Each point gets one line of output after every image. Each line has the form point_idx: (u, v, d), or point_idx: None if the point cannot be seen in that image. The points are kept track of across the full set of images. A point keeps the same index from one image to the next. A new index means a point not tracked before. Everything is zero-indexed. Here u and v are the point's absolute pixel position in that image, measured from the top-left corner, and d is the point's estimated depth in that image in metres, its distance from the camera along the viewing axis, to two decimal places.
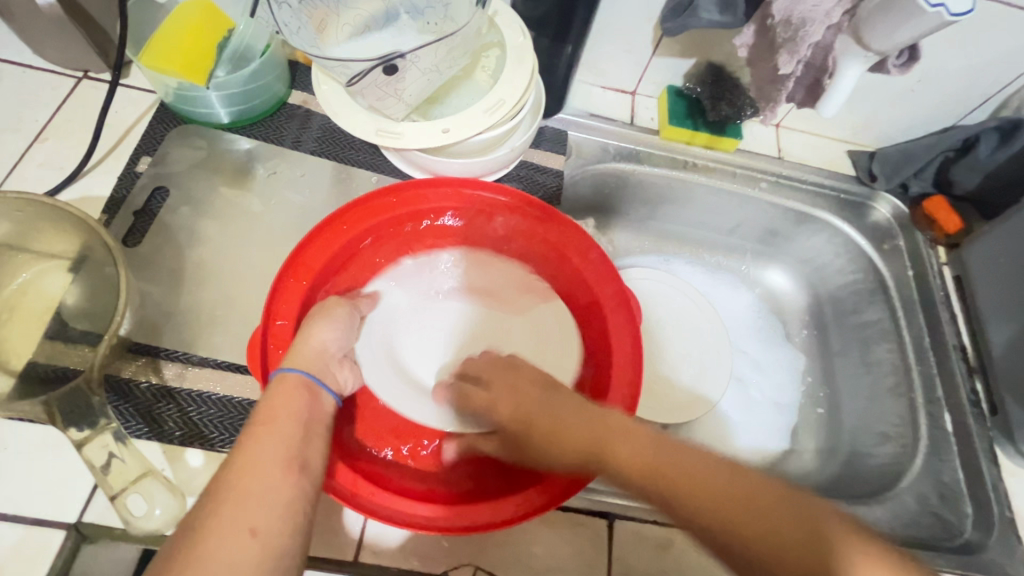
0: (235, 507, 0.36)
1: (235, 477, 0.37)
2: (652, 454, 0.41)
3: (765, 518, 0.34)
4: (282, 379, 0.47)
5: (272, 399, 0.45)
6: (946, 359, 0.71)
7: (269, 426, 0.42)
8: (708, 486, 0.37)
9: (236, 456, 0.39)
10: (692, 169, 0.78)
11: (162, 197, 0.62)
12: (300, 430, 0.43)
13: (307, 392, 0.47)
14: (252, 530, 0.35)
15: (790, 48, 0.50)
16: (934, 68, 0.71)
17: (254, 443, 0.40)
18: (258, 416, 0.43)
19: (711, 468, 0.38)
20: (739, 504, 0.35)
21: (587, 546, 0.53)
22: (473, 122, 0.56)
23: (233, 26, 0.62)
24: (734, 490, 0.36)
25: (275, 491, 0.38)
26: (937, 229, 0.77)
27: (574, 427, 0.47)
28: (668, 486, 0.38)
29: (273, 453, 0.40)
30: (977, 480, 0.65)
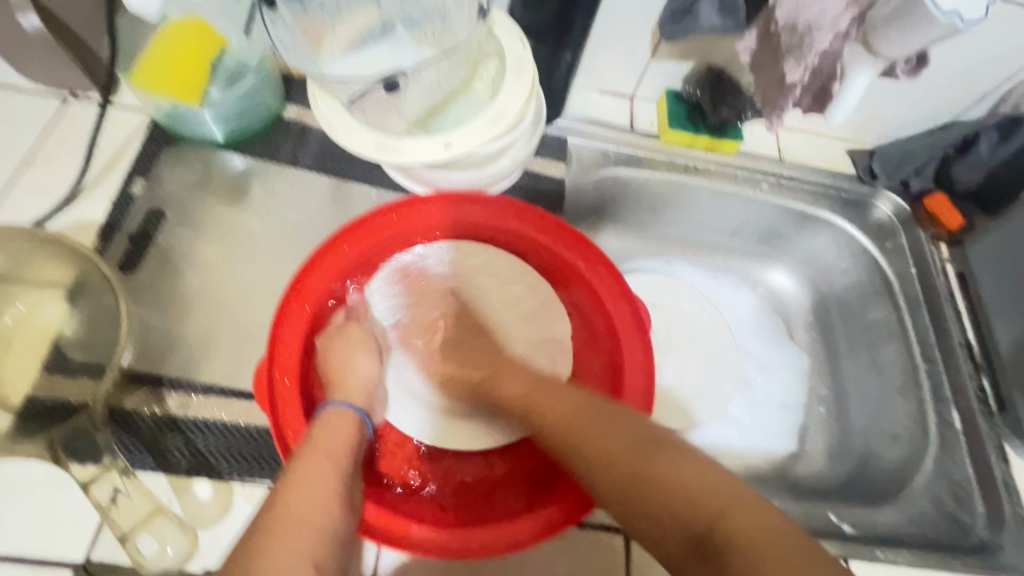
0: (296, 538, 0.36)
1: (294, 508, 0.38)
2: (584, 424, 0.46)
3: (669, 481, 0.39)
4: (331, 413, 0.48)
5: (319, 429, 0.45)
6: (954, 356, 0.71)
7: (322, 457, 0.42)
8: (620, 450, 0.42)
9: (292, 487, 0.39)
10: (694, 173, 0.78)
11: (158, 219, 0.60)
12: (347, 463, 0.43)
13: (357, 424, 0.48)
14: (312, 565, 0.35)
15: (797, 55, 0.50)
16: (935, 65, 0.71)
17: (309, 473, 0.40)
18: (313, 444, 0.43)
19: (616, 440, 0.43)
20: (650, 471, 0.40)
21: (605, 562, 0.52)
22: (476, 136, 0.55)
23: (225, 44, 0.60)
24: (636, 455, 0.41)
25: (330, 527, 0.38)
26: (939, 226, 0.77)
27: (519, 386, 0.52)
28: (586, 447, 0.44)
29: (327, 489, 0.40)
30: (988, 478, 0.65)
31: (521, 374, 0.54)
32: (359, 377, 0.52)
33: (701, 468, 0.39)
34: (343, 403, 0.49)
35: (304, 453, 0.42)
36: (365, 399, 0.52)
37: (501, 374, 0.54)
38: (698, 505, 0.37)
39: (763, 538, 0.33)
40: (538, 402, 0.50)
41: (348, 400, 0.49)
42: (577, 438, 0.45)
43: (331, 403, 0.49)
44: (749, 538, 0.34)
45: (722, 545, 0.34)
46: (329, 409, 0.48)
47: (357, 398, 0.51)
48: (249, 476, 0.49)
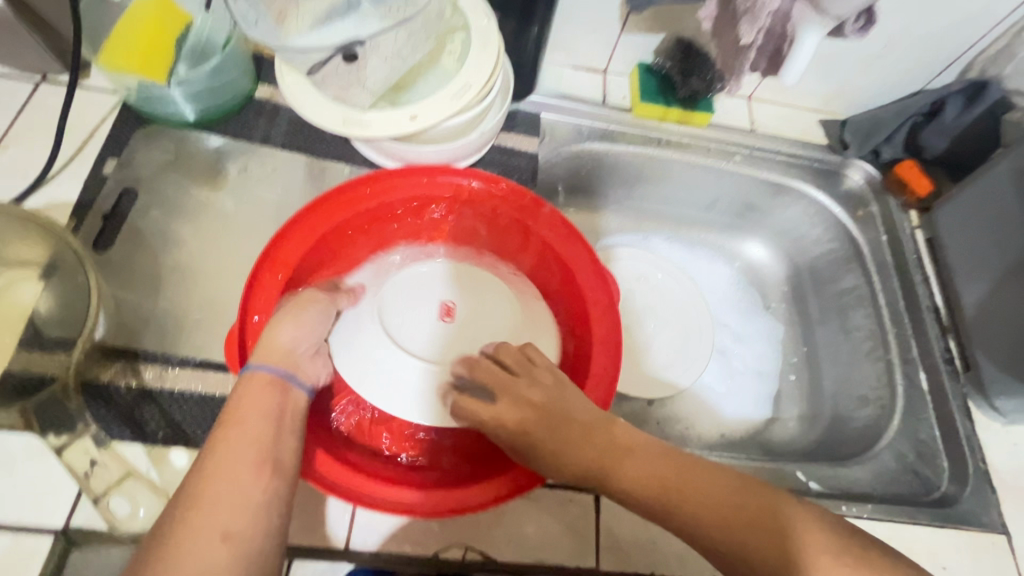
0: (206, 514, 0.37)
1: (207, 482, 0.39)
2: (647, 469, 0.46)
3: (741, 511, 0.42)
4: (243, 377, 0.46)
5: (241, 397, 0.44)
6: (921, 320, 0.73)
7: (237, 427, 0.42)
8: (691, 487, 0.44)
9: (208, 462, 0.39)
10: (668, 147, 0.79)
11: (131, 199, 0.61)
12: (267, 426, 0.43)
13: (278, 386, 0.46)
14: (222, 537, 0.36)
15: (750, 17, 0.51)
16: (899, 33, 0.72)
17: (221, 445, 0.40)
18: (228, 413, 0.43)
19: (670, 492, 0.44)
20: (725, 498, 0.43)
21: (575, 521, 0.53)
22: (441, 107, 0.56)
23: (189, 21, 0.60)
24: (723, 498, 0.43)
25: (246, 495, 0.39)
26: (910, 193, 0.78)
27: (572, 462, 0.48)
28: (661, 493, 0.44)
29: (243, 461, 0.40)
30: (953, 436, 0.67)
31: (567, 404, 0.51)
32: (275, 342, 0.49)
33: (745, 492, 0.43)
34: (271, 368, 0.47)
35: (224, 425, 0.42)
36: (291, 359, 0.49)
37: (567, 446, 0.48)
38: (743, 512, 0.42)
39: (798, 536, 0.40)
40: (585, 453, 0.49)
41: (256, 362, 0.47)
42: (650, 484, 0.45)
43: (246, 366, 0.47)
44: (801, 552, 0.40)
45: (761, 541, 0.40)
46: (247, 374, 0.46)
47: (280, 359, 0.48)
48: None
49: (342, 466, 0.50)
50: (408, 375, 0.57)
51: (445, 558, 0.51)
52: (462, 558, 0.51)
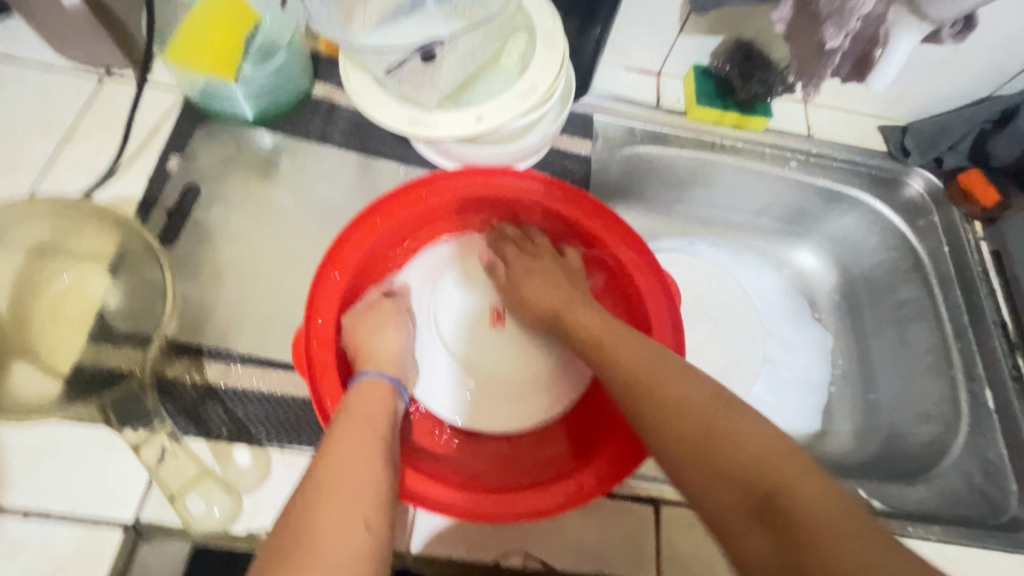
0: (348, 500, 0.37)
1: (341, 471, 0.39)
2: (662, 375, 0.45)
3: (728, 449, 0.40)
4: (365, 379, 0.49)
5: (355, 395, 0.46)
6: (987, 334, 0.70)
7: (364, 424, 0.43)
8: (693, 410, 0.42)
9: (336, 448, 0.40)
10: (722, 151, 0.77)
11: (194, 194, 0.61)
12: (388, 429, 0.44)
13: (392, 393, 0.49)
14: (365, 525, 0.36)
15: (837, 22, 0.50)
16: (973, 38, 0.69)
17: (352, 441, 0.41)
18: (351, 411, 0.44)
19: (658, 376, 0.45)
20: (727, 436, 0.40)
21: (634, 532, 0.52)
22: (507, 109, 0.55)
23: (258, 19, 0.60)
24: (714, 439, 0.41)
25: (380, 490, 0.39)
26: (975, 203, 0.75)
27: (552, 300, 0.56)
28: (651, 417, 0.44)
29: (370, 452, 0.41)
30: (1023, 457, 0.64)
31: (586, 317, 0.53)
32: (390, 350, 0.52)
33: (752, 435, 0.41)
34: (375, 373, 0.50)
35: (343, 419, 0.43)
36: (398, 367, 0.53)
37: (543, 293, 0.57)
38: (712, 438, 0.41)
39: (765, 463, 0.39)
40: (608, 349, 0.49)
41: (377, 370, 0.50)
42: (651, 401, 0.44)
43: (362, 373, 0.50)
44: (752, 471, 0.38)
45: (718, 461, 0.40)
46: (360, 379, 0.49)
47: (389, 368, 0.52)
48: (287, 442, 0.51)
49: (412, 472, 0.51)
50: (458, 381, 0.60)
51: (506, 565, 0.50)
52: (523, 565, 0.50)
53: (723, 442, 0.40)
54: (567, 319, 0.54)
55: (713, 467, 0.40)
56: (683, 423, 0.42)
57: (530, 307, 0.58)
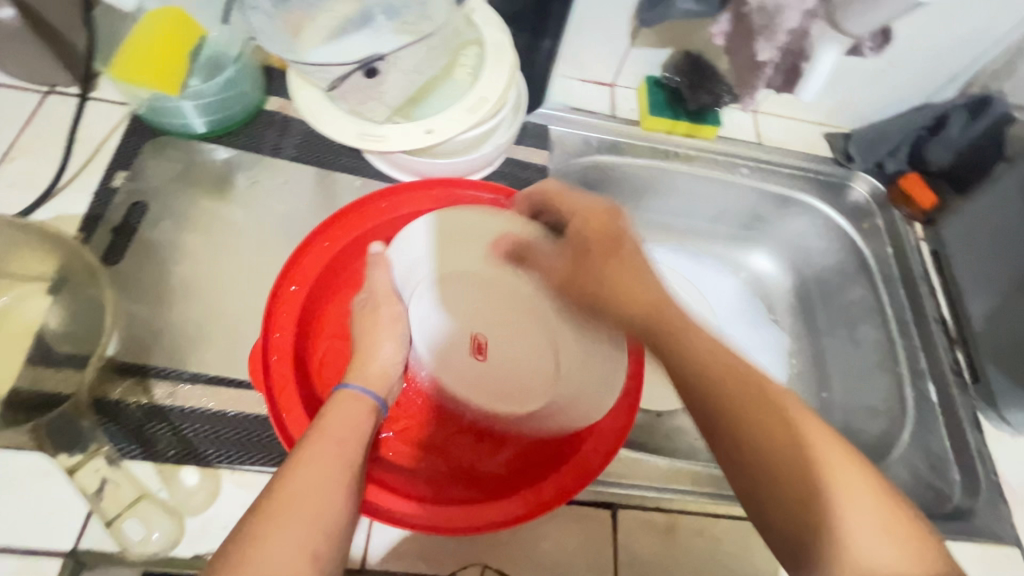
0: (301, 526, 0.36)
1: (298, 497, 0.38)
2: (733, 369, 0.41)
3: (798, 461, 0.37)
4: (345, 393, 0.48)
5: (329, 413, 0.45)
6: (929, 332, 0.73)
7: (331, 444, 0.42)
8: (768, 414, 0.39)
9: (296, 472, 0.39)
10: (675, 159, 0.79)
11: (141, 211, 0.60)
12: (358, 448, 0.43)
13: (371, 414, 0.47)
14: (310, 557, 0.35)
15: (767, 35, 0.53)
16: (903, 50, 0.73)
17: (315, 462, 0.40)
18: (320, 428, 0.43)
19: (730, 371, 0.41)
20: (788, 453, 0.37)
21: (591, 538, 0.53)
22: (457, 121, 0.56)
23: (205, 34, 0.61)
24: (795, 445, 0.37)
25: (335, 520, 0.38)
26: (912, 205, 0.79)
27: (636, 304, 0.47)
28: (725, 406, 0.40)
29: (334, 478, 0.40)
30: (964, 448, 0.67)
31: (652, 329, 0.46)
32: (379, 364, 0.51)
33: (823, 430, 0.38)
34: (358, 388, 0.49)
35: (310, 436, 0.42)
36: (388, 385, 0.51)
37: (624, 282, 0.48)
38: (787, 456, 0.37)
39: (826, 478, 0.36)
40: (678, 339, 0.44)
41: (364, 385, 0.49)
42: (714, 394, 0.40)
43: (345, 385, 0.49)
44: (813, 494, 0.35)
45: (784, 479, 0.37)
46: (341, 391, 0.48)
47: (378, 386, 0.50)
48: (237, 462, 0.50)
49: (376, 485, 0.50)
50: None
51: None
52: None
53: (807, 454, 0.37)
54: (609, 298, 0.49)
55: (773, 473, 0.37)
56: (756, 444, 0.38)
57: (614, 297, 0.48)
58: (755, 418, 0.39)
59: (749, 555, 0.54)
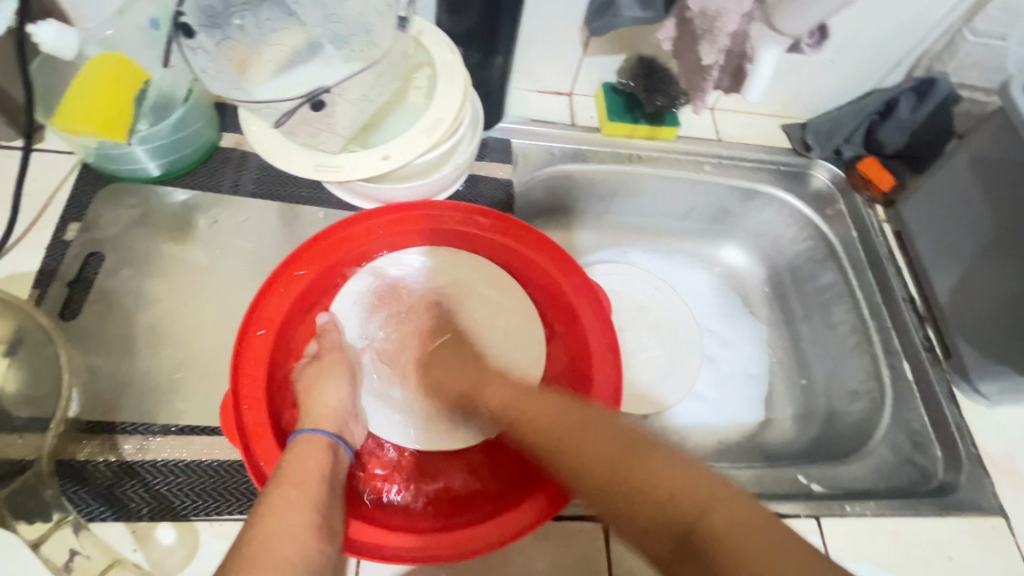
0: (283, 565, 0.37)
1: (269, 540, 0.38)
2: (564, 421, 0.46)
3: (635, 477, 0.38)
4: (314, 437, 0.49)
5: (291, 459, 0.45)
6: (898, 311, 0.74)
7: (298, 488, 0.42)
8: (592, 447, 0.42)
9: (264, 520, 0.39)
10: (638, 162, 0.80)
11: (98, 262, 0.59)
12: (325, 492, 0.43)
13: (330, 450, 0.48)
14: None
15: (709, 40, 0.54)
16: (849, 39, 0.74)
17: (285, 507, 0.40)
18: (282, 476, 0.43)
19: (559, 418, 0.46)
20: (625, 477, 0.39)
21: (584, 552, 0.52)
22: (412, 145, 0.56)
23: (148, 77, 0.59)
24: (626, 468, 0.39)
25: (309, 559, 0.38)
26: (873, 188, 0.80)
27: (495, 397, 0.53)
28: (568, 458, 0.43)
29: (303, 519, 0.40)
30: (942, 423, 0.67)
31: (506, 384, 0.54)
32: (324, 403, 0.52)
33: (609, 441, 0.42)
34: (326, 432, 0.50)
35: (275, 482, 0.43)
36: (338, 421, 0.52)
37: (456, 370, 0.58)
38: (616, 481, 0.39)
39: (654, 488, 0.37)
40: (526, 417, 0.49)
41: (312, 426, 0.50)
42: (557, 454, 0.44)
43: (299, 431, 0.50)
44: (670, 509, 0.36)
45: (650, 505, 0.37)
46: (298, 438, 0.49)
47: (326, 424, 0.51)
48: (214, 513, 0.48)
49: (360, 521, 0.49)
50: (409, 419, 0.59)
51: None
52: None
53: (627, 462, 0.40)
54: (481, 397, 0.54)
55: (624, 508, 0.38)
56: (581, 475, 0.42)
57: (443, 390, 0.58)
58: (582, 445, 0.43)
59: None
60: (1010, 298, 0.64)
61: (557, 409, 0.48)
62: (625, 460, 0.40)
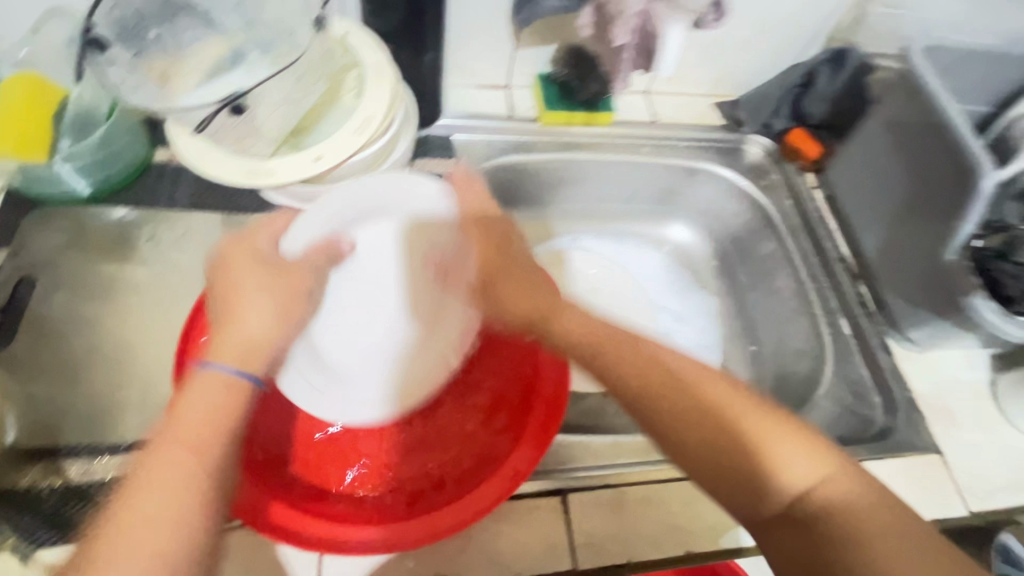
0: (146, 536, 0.33)
1: (144, 490, 0.34)
2: (664, 361, 0.46)
3: (745, 431, 0.41)
4: (213, 374, 0.41)
5: (195, 391, 0.40)
6: (833, 271, 0.78)
7: (186, 449, 0.36)
8: (705, 393, 0.43)
9: (148, 465, 0.35)
10: (580, 149, 0.82)
11: (29, 287, 0.57)
12: (226, 440, 0.38)
13: (243, 391, 0.41)
14: (157, 555, 0.32)
15: (621, 22, 0.58)
16: (765, 16, 0.78)
17: (166, 470, 0.35)
18: (179, 418, 0.38)
19: (654, 360, 0.46)
20: (735, 430, 0.41)
21: (544, 527, 0.54)
22: (343, 144, 0.57)
23: (65, 93, 0.59)
24: (738, 423, 0.42)
25: (189, 514, 0.34)
26: (803, 158, 0.84)
27: (576, 323, 0.51)
28: (665, 397, 0.44)
29: (186, 473, 0.35)
30: (879, 372, 0.71)
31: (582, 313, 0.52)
32: (242, 332, 0.45)
33: (732, 389, 0.44)
34: (234, 369, 0.42)
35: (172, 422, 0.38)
36: (264, 358, 0.45)
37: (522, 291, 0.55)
38: (727, 434, 0.41)
39: (766, 442, 0.40)
40: (609, 355, 0.48)
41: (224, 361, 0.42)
42: (653, 386, 0.45)
43: (204, 365, 0.42)
44: (776, 471, 0.39)
45: (752, 466, 0.40)
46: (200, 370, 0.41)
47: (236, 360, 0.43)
48: None
49: (280, 505, 0.50)
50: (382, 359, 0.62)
51: None
52: None
53: (745, 419, 0.42)
54: (553, 325, 0.52)
55: (733, 452, 0.41)
56: (691, 407, 0.43)
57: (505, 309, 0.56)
58: (694, 387, 0.44)
59: (703, 517, 0.55)
60: (927, 262, 0.67)
61: (655, 350, 0.47)
62: (747, 413, 0.42)
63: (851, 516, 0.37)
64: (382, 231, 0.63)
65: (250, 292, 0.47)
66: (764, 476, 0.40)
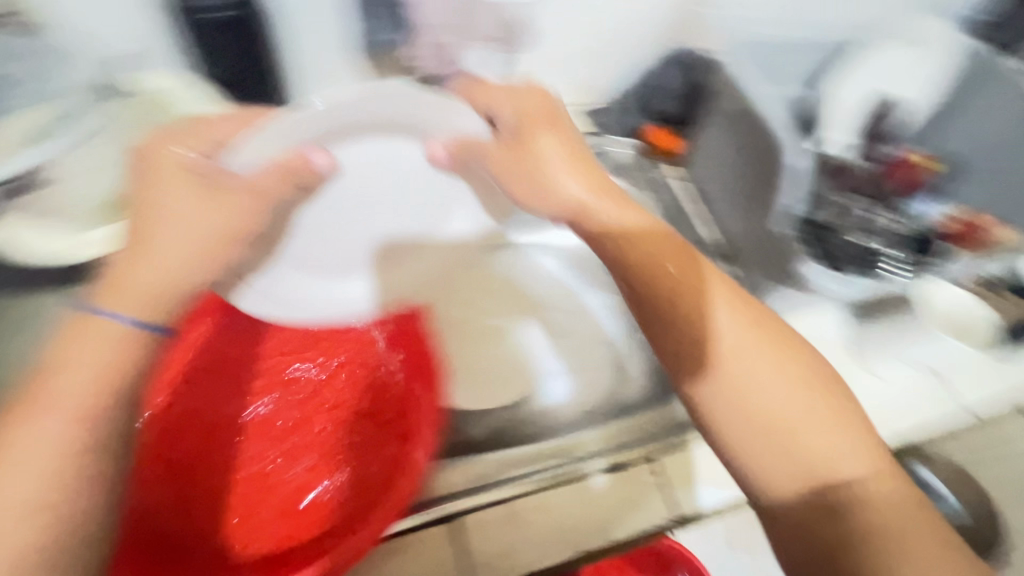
0: (47, 455, 0.44)
1: (59, 403, 0.46)
2: (736, 338, 0.51)
3: (808, 412, 0.49)
4: (108, 322, 0.49)
5: (91, 335, 0.49)
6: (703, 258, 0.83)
7: (93, 385, 0.47)
8: (767, 375, 0.50)
9: (59, 382, 0.47)
10: None
11: None
12: (120, 389, 0.48)
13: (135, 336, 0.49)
14: (52, 483, 0.44)
15: None
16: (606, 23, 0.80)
17: (71, 392, 0.46)
18: (78, 350, 0.48)
19: (727, 331, 0.52)
20: (787, 413, 0.48)
21: (430, 551, 0.59)
22: None
23: None
24: (809, 405, 0.49)
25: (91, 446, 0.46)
26: (662, 152, 0.88)
27: (666, 269, 0.55)
28: (739, 373, 0.50)
29: (87, 401, 0.46)
30: None
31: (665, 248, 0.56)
32: (160, 258, 0.52)
33: (800, 369, 0.51)
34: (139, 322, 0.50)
35: (81, 344, 0.48)
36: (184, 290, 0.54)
37: (534, 172, 0.60)
38: (808, 407, 0.49)
39: (811, 430, 0.48)
40: (711, 311, 0.53)
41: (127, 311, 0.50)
42: (720, 353, 0.51)
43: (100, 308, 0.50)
44: (806, 456, 0.48)
45: (793, 442, 0.48)
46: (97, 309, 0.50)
47: (140, 308, 0.51)
48: None
49: None
50: (353, 281, 0.69)
51: None
52: None
53: (808, 406, 0.49)
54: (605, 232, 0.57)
55: (789, 435, 0.48)
56: (744, 390, 0.49)
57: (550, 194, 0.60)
58: (757, 370, 0.50)
59: (569, 515, 0.62)
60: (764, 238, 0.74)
61: (727, 320, 0.52)
62: (833, 394, 0.50)
63: (885, 506, 0.46)
64: (355, 149, 0.61)
65: (185, 211, 0.53)
66: (820, 459, 0.47)
